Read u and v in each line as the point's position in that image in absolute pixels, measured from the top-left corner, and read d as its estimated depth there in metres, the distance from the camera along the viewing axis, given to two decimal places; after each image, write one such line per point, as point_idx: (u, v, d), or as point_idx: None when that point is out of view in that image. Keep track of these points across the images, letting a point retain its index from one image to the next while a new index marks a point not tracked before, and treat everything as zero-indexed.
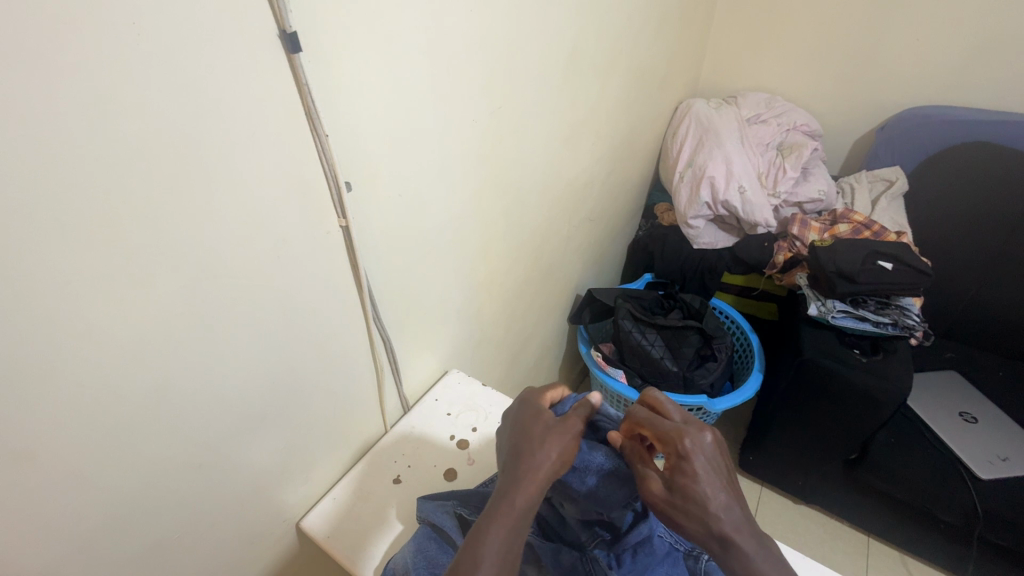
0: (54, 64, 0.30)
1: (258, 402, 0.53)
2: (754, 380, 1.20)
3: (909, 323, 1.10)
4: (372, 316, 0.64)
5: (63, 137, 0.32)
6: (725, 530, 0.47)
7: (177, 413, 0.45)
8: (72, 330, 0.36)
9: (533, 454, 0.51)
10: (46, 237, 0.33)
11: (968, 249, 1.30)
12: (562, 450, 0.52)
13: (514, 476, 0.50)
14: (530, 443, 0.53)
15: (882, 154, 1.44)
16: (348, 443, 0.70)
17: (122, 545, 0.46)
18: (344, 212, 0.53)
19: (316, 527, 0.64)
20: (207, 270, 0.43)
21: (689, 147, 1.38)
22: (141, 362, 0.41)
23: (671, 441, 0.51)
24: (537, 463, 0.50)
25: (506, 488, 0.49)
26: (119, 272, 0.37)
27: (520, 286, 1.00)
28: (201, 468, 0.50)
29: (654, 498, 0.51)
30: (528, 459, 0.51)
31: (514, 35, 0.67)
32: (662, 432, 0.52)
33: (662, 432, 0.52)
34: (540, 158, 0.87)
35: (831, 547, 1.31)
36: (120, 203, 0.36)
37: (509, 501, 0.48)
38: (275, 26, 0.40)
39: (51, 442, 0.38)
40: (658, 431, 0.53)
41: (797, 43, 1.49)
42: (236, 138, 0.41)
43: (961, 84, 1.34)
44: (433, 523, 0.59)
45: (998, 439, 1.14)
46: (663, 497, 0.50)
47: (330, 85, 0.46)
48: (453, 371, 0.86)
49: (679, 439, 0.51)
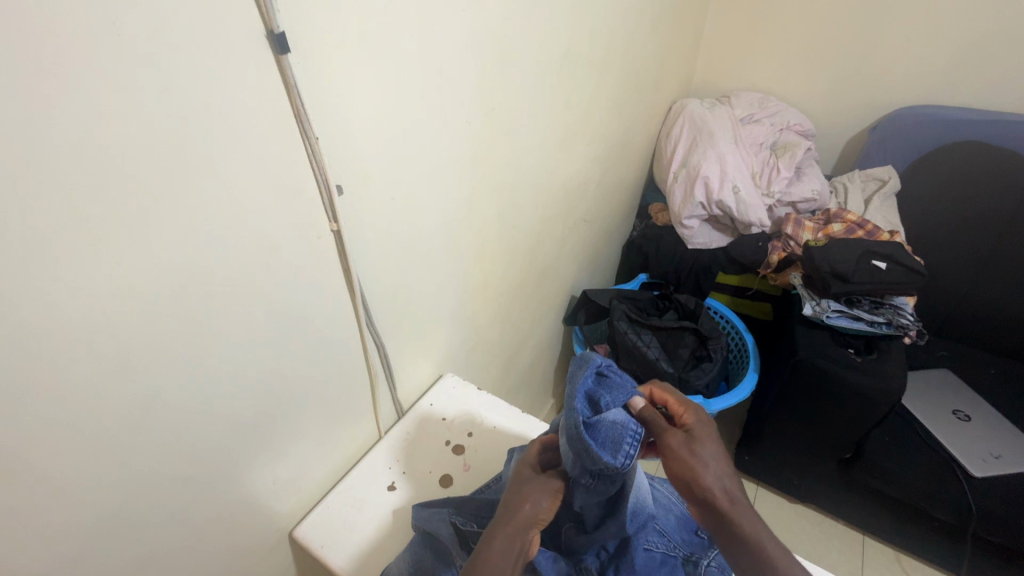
0: (33, 63, 0.29)
1: (249, 410, 0.52)
2: (749, 380, 1.20)
3: (903, 323, 1.11)
4: (365, 322, 0.63)
5: (41, 140, 0.31)
6: (726, 486, 0.52)
7: (164, 425, 0.44)
8: (57, 343, 0.35)
9: (514, 499, 0.54)
10: (28, 247, 0.32)
11: (960, 247, 1.31)
12: (538, 494, 0.54)
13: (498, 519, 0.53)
14: (513, 494, 0.55)
15: (874, 153, 1.44)
16: (342, 449, 0.69)
17: (110, 561, 0.45)
18: (336, 216, 0.52)
19: (310, 537, 0.63)
20: (195, 279, 0.42)
21: (683, 148, 1.38)
22: (130, 374, 0.40)
23: (689, 408, 0.59)
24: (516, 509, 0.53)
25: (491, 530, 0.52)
26: (103, 282, 0.36)
27: (515, 288, 0.99)
28: (190, 480, 0.48)
29: (673, 441, 0.54)
30: (512, 504, 0.54)
31: (506, 35, 0.67)
32: (683, 402, 0.60)
33: (684, 403, 0.60)
34: (534, 160, 0.86)
35: (827, 546, 1.32)
36: (100, 213, 0.35)
37: (489, 545, 0.50)
38: (262, 27, 0.39)
39: (38, 457, 0.37)
40: (679, 402, 0.61)
41: (790, 44, 1.50)
42: (224, 143, 0.40)
43: (953, 85, 1.34)
44: (429, 531, 0.59)
45: (992, 437, 1.15)
46: (682, 441, 0.54)
47: (319, 88, 0.45)
48: (448, 375, 0.86)
49: (692, 410, 0.59)
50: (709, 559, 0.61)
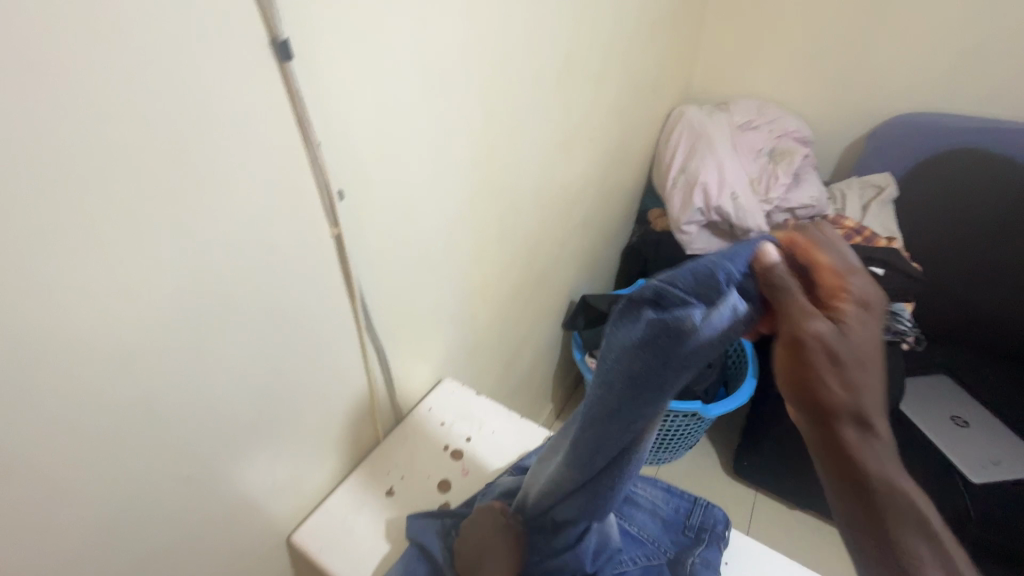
0: (38, 68, 0.30)
1: (249, 413, 0.52)
2: (747, 386, 1.20)
3: (902, 329, 1.10)
4: (365, 326, 0.63)
5: (48, 144, 0.31)
6: (858, 420, 0.43)
7: (165, 427, 0.44)
8: (61, 344, 0.36)
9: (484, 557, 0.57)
10: (34, 248, 0.32)
11: (958, 253, 1.31)
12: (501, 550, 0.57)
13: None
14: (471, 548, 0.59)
15: (872, 160, 1.45)
16: (341, 453, 0.69)
17: (110, 563, 0.45)
18: (337, 220, 0.52)
19: (308, 541, 0.63)
20: (197, 282, 0.42)
21: (682, 153, 1.39)
22: (131, 375, 0.40)
23: (808, 313, 0.43)
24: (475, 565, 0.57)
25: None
26: (107, 285, 0.37)
27: (515, 292, 0.99)
28: (190, 482, 0.49)
29: (822, 335, 0.42)
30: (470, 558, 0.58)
31: (506, 42, 0.67)
32: (797, 304, 0.43)
33: (802, 305, 0.43)
34: (534, 165, 0.87)
35: (826, 552, 1.32)
36: (105, 217, 0.35)
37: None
38: (266, 33, 0.40)
39: (39, 458, 0.37)
40: (790, 303, 0.43)
41: (788, 51, 1.51)
42: (227, 148, 0.41)
43: (949, 92, 1.36)
44: (421, 543, 0.61)
45: (991, 443, 1.16)
46: (829, 341, 0.42)
47: (322, 93, 0.46)
48: (448, 379, 0.86)
49: (813, 314, 0.43)
50: (695, 557, 0.63)
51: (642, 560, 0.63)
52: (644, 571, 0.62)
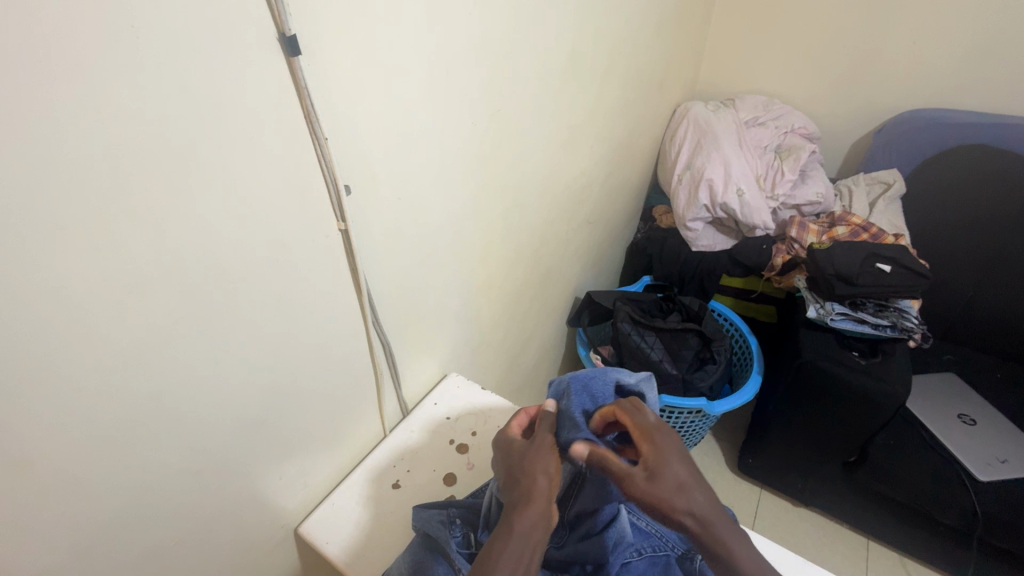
0: (50, 65, 0.30)
1: (256, 406, 0.53)
2: (752, 383, 1.20)
3: (907, 326, 1.10)
4: (371, 321, 0.63)
5: (58, 138, 0.31)
6: (699, 514, 0.48)
7: (172, 419, 0.45)
8: (71, 336, 0.36)
9: (522, 476, 0.52)
10: (44, 241, 0.33)
11: (966, 251, 1.30)
12: (548, 466, 0.52)
13: (514, 502, 0.50)
14: (518, 468, 0.53)
15: (879, 156, 1.44)
16: (347, 447, 0.69)
17: (119, 553, 0.45)
18: (344, 215, 0.53)
19: (315, 534, 0.64)
20: (204, 276, 0.43)
21: (687, 150, 1.38)
22: (140, 368, 0.41)
23: (648, 432, 0.52)
24: (526, 484, 0.51)
25: (506, 515, 0.49)
26: (117, 278, 0.37)
27: (520, 288, 0.99)
28: (198, 474, 0.49)
29: (635, 488, 0.48)
30: (517, 482, 0.51)
31: (512, 38, 0.67)
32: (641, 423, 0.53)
33: (640, 424, 0.53)
34: (539, 161, 0.87)
35: (831, 550, 1.31)
36: (113, 211, 0.35)
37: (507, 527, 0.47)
38: (275, 30, 0.40)
39: (49, 449, 0.37)
40: (638, 423, 0.53)
41: (795, 47, 1.50)
42: (234, 142, 0.41)
43: (958, 88, 1.35)
44: (429, 533, 0.59)
45: (998, 441, 1.15)
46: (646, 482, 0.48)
47: (328, 89, 0.46)
48: (452, 374, 0.86)
49: (652, 435, 0.51)
50: None
51: (649, 551, 0.61)
52: (651, 564, 0.60)
